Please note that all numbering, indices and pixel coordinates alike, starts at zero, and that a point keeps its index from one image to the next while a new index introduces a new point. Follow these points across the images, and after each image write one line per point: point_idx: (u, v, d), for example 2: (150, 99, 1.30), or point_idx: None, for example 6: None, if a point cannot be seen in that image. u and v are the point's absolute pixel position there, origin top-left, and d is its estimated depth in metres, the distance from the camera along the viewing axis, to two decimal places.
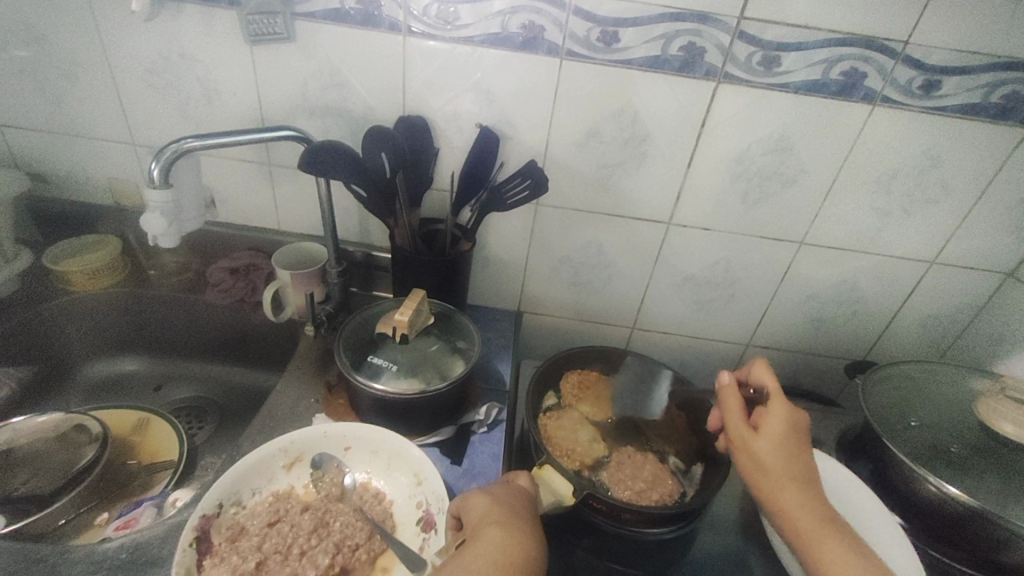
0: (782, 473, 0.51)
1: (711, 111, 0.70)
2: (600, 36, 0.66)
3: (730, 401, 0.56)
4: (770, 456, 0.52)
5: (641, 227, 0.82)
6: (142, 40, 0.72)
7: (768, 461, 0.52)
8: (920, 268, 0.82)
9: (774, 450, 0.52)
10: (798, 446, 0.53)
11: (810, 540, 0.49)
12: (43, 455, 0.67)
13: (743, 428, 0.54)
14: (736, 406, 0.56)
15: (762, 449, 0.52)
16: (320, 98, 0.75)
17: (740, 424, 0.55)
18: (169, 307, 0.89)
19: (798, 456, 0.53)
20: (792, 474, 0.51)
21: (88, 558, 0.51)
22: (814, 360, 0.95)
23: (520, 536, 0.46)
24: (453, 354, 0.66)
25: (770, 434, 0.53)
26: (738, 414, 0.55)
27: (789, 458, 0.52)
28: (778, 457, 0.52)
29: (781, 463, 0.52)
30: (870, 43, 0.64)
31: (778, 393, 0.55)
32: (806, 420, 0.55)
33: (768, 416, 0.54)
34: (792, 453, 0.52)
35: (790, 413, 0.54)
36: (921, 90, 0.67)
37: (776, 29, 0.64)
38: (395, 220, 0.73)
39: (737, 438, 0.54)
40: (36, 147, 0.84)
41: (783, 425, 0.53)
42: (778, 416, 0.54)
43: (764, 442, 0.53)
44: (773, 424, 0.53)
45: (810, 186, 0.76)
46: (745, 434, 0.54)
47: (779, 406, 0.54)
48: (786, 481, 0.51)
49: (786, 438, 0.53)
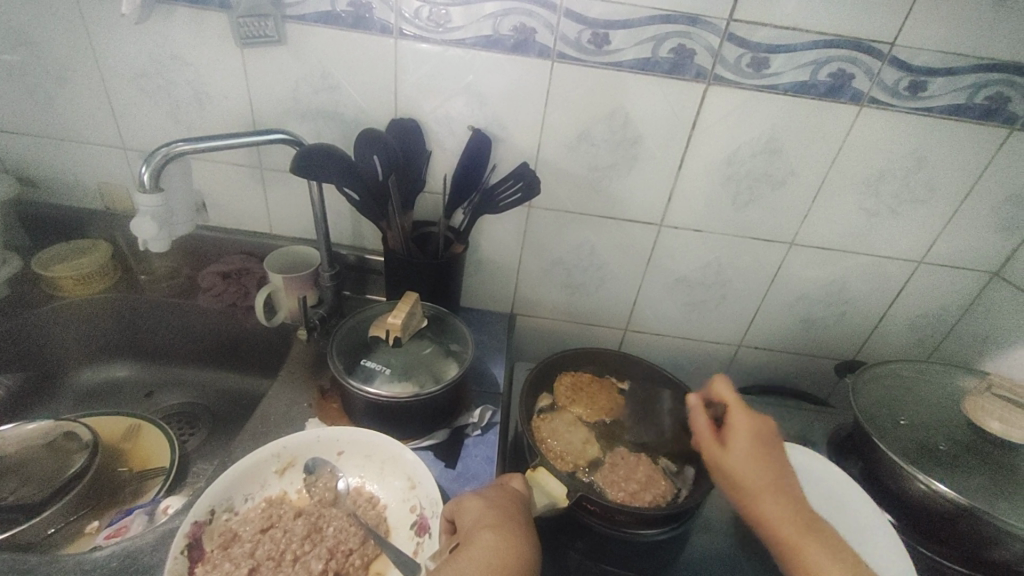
0: (752, 481, 0.53)
1: (701, 113, 0.71)
2: (591, 38, 0.67)
3: (694, 417, 0.59)
4: (740, 467, 0.54)
5: (634, 229, 0.82)
6: (132, 44, 0.72)
7: (738, 471, 0.54)
8: (909, 268, 0.83)
9: (740, 460, 0.54)
10: (765, 453, 0.55)
11: (792, 543, 0.49)
12: (32, 463, 0.66)
13: (710, 443, 0.57)
14: (701, 423, 0.58)
15: (728, 461, 0.55)
16: (311, 101, 0.75)
17: (707, 438, 0.57)
18: (160, 312, 0.88)
19: (768, 463, 0.54)
20: (763, 481, 0.53)
21: (77, 567, 0.51)
22: (807, 360, 0.96)
23: (514, 540, 0.46)
24: (447, 357, 0.66)
25: (734, 445, 0.55)
26: (704, 430, 0.58)
27: (759, 466, 0.54)
28: (746, 466, 0.54)
29: (751, 472, 0.53)
30: (858, 45, 0.65)
31: (735, 403, 0.58)
32: (772, 426, 0.57)
33: (732, 428, 0.57)
34: (758, 460, 0.54)
35: (749, 422, 0.57)
36: (907, 92, 0.68)
37: (765, 31, 0.65)
38: (387, 223, 0.73)
39: (709, 455, 0.57)
40: (24, 151, 0.83)
41: (746, 435, 0.56)
42: (740, 427, 0.56)
43: (729, 453, 0.55)
44: (736, 434, 0.56)
45: (800, 187, 0.76)
46: (714, 448, 0.57)
47: (739, 416, 0.57)
48: (758, 487, 0.53)
49: (751, 447, 0.55)
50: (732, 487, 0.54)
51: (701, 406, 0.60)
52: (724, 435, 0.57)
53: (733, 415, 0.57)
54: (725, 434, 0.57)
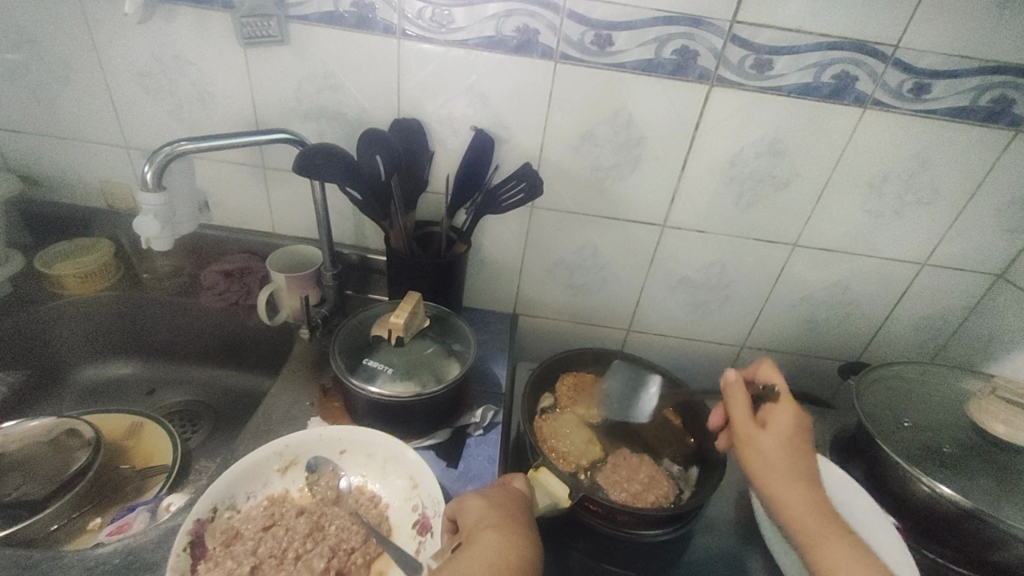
0: (787, 469, 0.52)
1: (704, 114, 0.71)
2: (594, 40, 0.67)
3: (736, 391, 0.57)
4: (776, 454, 0.53)
5: (636, 230, 0.82)
6: (136, 43, 0.72)
7: (774, 458, 0.53)
8: (912, 269, 0.83)
9: (778, 446, 0.53)
10: (802, 445, 0.54)
11: (813, 540, 0.49)
12: (34, 459, 0.66)
13: (748, 422, 0.55)
14: (741, 401, 0.56)
15: (766, 446, 0.53)
16: (315, 101, 0.75)
17: (744, 418, 0.55)
18: (163, 310, 0.88)
19: (802, 455, 0.53)
20: (796, 474, 0.52)
21: (80, 564, 0.51)
22: (808, 361, 0.96)
23: (516, 539, 0.46)
24: (449, 357, 0.66)
25: (775, 432, 0.54)
26: (745, 408, 0.55)
27: (794, 456, 0.53)
28: (783, 454, 0.53)
29: (786, 461, 0.53)
30: (861, 47, 0.65)
31: (785, 392, 0.56)
32: (810, 421, 0.56)
33: (775, 415, 0.55)
34: (796, 451, 0.53)
35: (797, 411, 0.55)
36: (911, 94, 0.68)
37: (768, 33, 0.65)
38: (390, 223, 0.73)
39: (743, 434, 0.55)
40: (28, 150, 0.83)
41: (789, 426, 0.54)
42: (784, 415, 0.54)
43: (768, 438, 0.53)
44: (780, 422, 0.54)
45: (803, 189, 0.76)
46: (752, 429, 0.55)
47: (786, 406, 0.55)
48: (787, 477, 0.52)
49: (791, 435, 0.54)
50: (758, 470, 0.53)
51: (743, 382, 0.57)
52: (761, 420, 0.56)
53: (780, 403, 0.55)
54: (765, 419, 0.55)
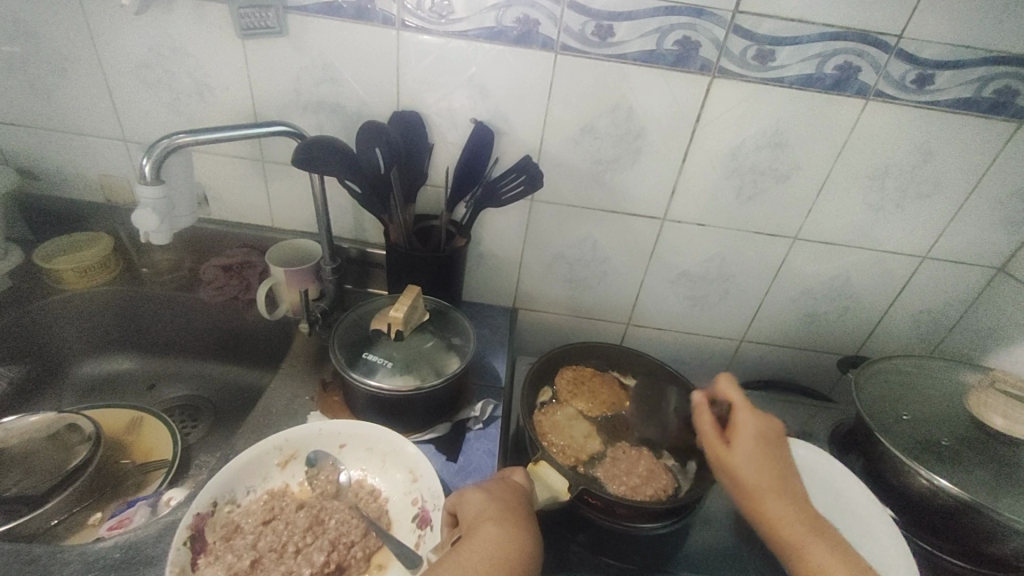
0: (760, 482, 0.52)
1: (705, 106, 0.70)
2: (595, 30, 0.66)
3: (699, 415, 0.57)
4: (748, 467, 0.53)
5: (636, 223, 0.82)
6: (132, 34, 0.71)
7: (747, 474, 0.52)
8: (913, 263, 0.82)
9: (750, 460, 0.53)
10: (773, 454, 0.54)
11: (797, 547, 0.49)
12: (35, 454, 0.66)
13: (717, 443, 0.55)
14: (707, 422, 0.56)
15: (738, 463, 0.53)
16: (313, 94, 0.74)
17: (713, 439, 0.55)
18: (163, 305, 0.88)
19: (775, 464, 0.53)
20: (769, 484, 0.52)
21: (80, 558, 0.51)
22: (808, 355, 0.95)
23: (516, 533, 0.46)
24: (449, 350, 0.66)
25: (744, 446, 0.54)
26: (711, 429, 0.56)
27: (766, 467, 0.53)
28: (755, 467, 0.53)
29: (759, 473, 0.52)
30: (865, 38, 0.64)
31: (743, 404, 0.56)
32: (775, 427, 0.56)
33: (741, 428, 0.55)
34: (767, 461, 0.53)
35: (758, 420, 0.56)
36: (914, 85, 0.67)
37: (771, 23, 0.64)
38: (389, 217, 0.72)
39: (714, 455, 0.55)
40: (25, 144, 0.83)
41: (755, 436, 0.54)
42: (750, 427, 0.55)
43: (739, 454, 0.53)
44: (746, 433, 0.54)
45: (804, 182, 0.76)
46: (721, 448, 0.55)
47: (747, 417, 0.55)
48: (763, 489, 0.52)
49: (758, 447, 0.53)
50: (735, 488, 0.53)
51: (705, 402, 0.57)
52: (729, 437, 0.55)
53: (740, 414, 0.56)
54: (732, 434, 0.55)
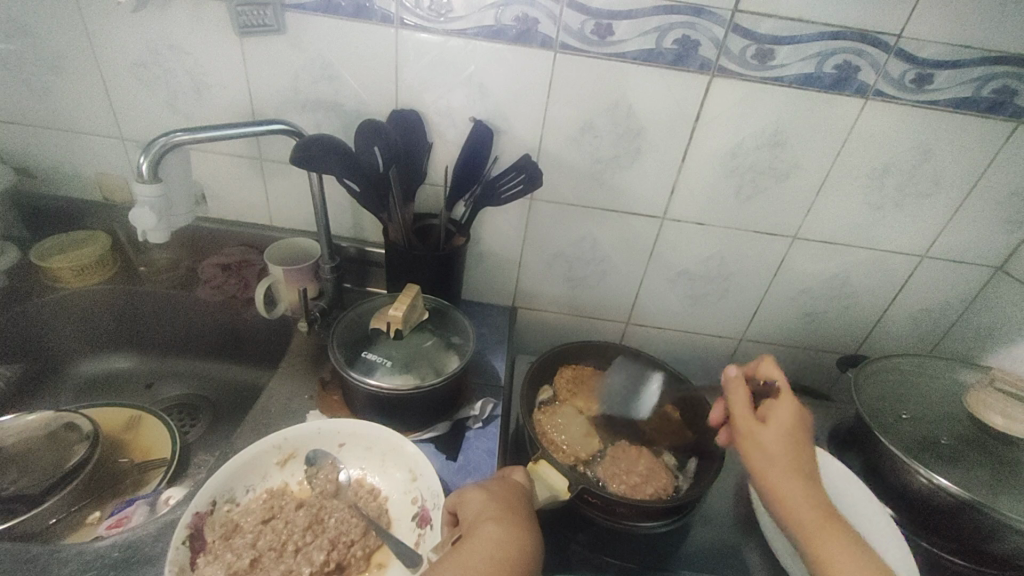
0: (787, 462, 0.52)
1: (705, 105, 0.70)
2: (594, 29, 0.66)
3: (734, 391, 0.58)
4: (777, 447, 0.53)
5: (635, 222, 0.82)
6: (130, 32, 0.71)
7: (776, 452, 0.53)
8: (912, 261, 0.83)
9: (780, 440, 0.53)
10: (802, 441, 0.54)
11: (811, 534, 0.49)
12: (32, 454, 0.66)
13: (749, 416, 0.56)
14: (742, 397, 0.57)
15: (765, 435, 0.54)
16: (312, 92, 0.74)
17: (745, 413, 0.56)
18: (161, 304, 0.88)
19: (804, 451, 0.54)
20: (793, 467, 0.52)
21: (79, 557, 0.51)
22: (807, 354, 0.96)
23: (517, 531, 0.46)
24: (448, 349, 0.66)
25: (775, 426, 0.54)
26: (745, 404, 0.56)
27: (794, 450, 0.53)
28: (782, 446, 0.53)
29: (787, 453, 0.53)
30: (864, 37, 0.64)
31: (785, 389, 0.57)
32: (810, 419, 0.56)
33: (775, 409, 0.56)
34: (797, 445, 0.53)
35: (795, 408, 0.55)
36: (913, 84, 0.67)
37: (771, 22, 0.64)
38: (388, 216, 0.72)
39: (744, 427, 0.55)
40: (21, 142, 0.82)
41: (789, 420, 0.54)
42: (786, 410, 0.55)
43: (769, 429, 0.54)
44: (781, 416, 0.55)
45: (803, 181, 0.76)
46: (752, 422, 0.55)
47: (786, 402, 0.55)
48: (786, 469, 0.52)
49: (792, 428, 0.54)
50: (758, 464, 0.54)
51: (744, 381, 0.58)
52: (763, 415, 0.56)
53: (780, 399, 0.56)
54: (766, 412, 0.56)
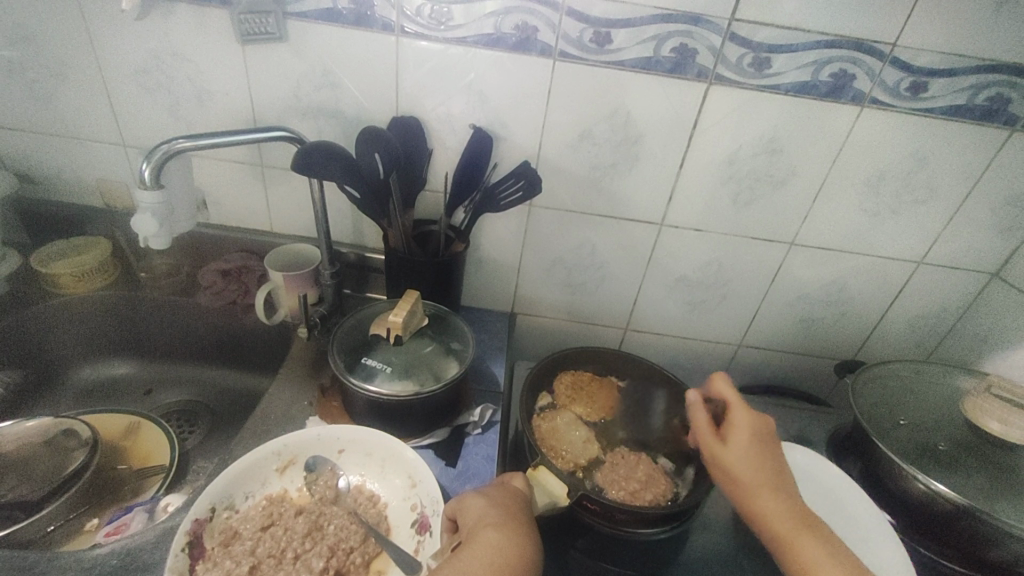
0: (752, 475, 0.53)
1: (702, 112, 0.71)
2: (593, 37, 0.67)
3: (693, 413, 0.59)
4: (740, 461, 0.54)
5: (633, 228, 0.82)
6: (133, 39, 0.71)
7: (739, 466, 0.54)
8: (909, 267, 0.83)
9: (742, 454, 0.54)
10: (765, 450, 0.55)
11: (788, 542, 0.50)
12: (31, 460, 0.66)
13: (710, 437, 0.57)
14: (700, 416, 0.58)
15: (727, 454, 0.55)
16: (313, 99, 0.74)
17: (707, 433, 0.57)
18: (161, 310, 0.88)
19: (769, 460, 0.55)
20: (758, 479, 0.53)
21: (77, 564, 0.51)
22: (805, 360, 0.96)
23: (516, 538, 0.46)
24: (448, 355, 0.66)
25: (735, 440, 0.55)
26: (704, 424, 0.58)
27: (759, 462, 0.54)
28: (746, 461, 0.54)
29: (750, 467, 0.54)
30: (859, 46, 0.65)
31: (738, 401, 0.58)
32: (769, 426, 0.57)
33: (733, 423, 0.57)
34: (760, 456, 0.54)
35: (751, 419, 0.56)
36: (908, 92, 0.68)
37: (767, 31, 0.65)
38: (388, 222, 0.72)
39: (706, 448, 0.57)
40: (23, 148, 0.83)
41: (747, 432, 0.55)
42: (742, 422, 0.56)
43: (730, 447, 0.55)
44: (739, 429, 0.56)
45: (801, 188, 0.76)
46: (712, 442, 0.56)
47: (741, 415, 0.56)
48: (752, 483, 0.53)
49: (752, 441, 0.55)
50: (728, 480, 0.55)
51: (699, 401, 0.59)
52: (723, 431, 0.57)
53: (735, 411, 0.57)
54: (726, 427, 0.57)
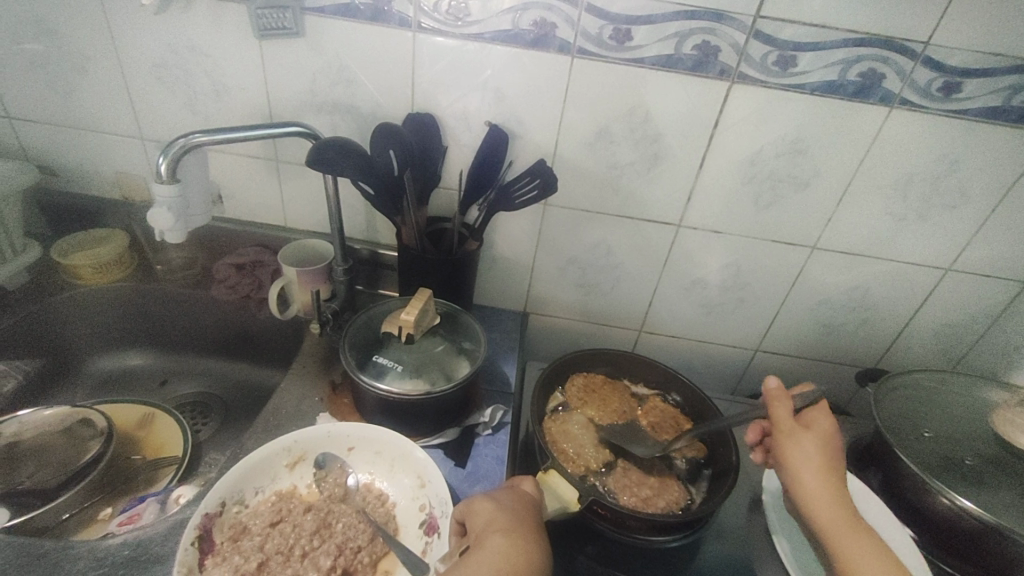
0: (824, 468, 0.51)
1: (723, 111, 0.69)
2: (612, 34, 0.65)
3: (778, 399, 0.56)
4: (816, 452, 0.52)
5: (650, 229, 0.81)
6: (152, 34, 0.72)
7: (814, 455, 0.52)
8: (936, 274, 0.80)
9: (819, 446, 0.52)
10: (839, 450, 0.53)
11: (838, 539, 0.48)
12: (48, 447, 0.67)
13: (791, 420, 0.54)
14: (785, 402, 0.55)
15: (807, 443, 0.52)
16: (328, 95, 0.74)
17: (789, 419, 0.54)
18: (176, 302, 0.89)
19: (839, 461, 0.53)
20: (828, 474, 0.51)
21: (90, 554, 0.51)
22: (824, 366, 0.94)
23: (525, 544, 0.45)
24: (459, 355, 0.66)
25: (816, 432, 0.53)
26: (788, 409, 0.55)
27: (833, 458, 0.52)
28: (821, 456, 0.52)
29: (826, 460, 0.52)
30: (889, 44, 0.63)
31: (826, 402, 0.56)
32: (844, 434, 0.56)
33: (815, 418, 0.55)
34: (835, 454, 0.53)
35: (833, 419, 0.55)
36: (941, 93, 0.65)
37: (794, 29, 0.63)
38: (401, 218, 0.72)
39: (783, 431, 0.54)
40: (45, 141, 0.84)
41: (829, 428, 0.54)
42: (826, 420, 0.54)
43: (810, 435, 0.53)
44: (821, 425, 0.54)
45: (824, 190, 0.74)
46: (792, 427, 0.54)
47: (826, 412, 0.55)
48: (822, 475, 0.51)
49: (831, 439, 0.53)
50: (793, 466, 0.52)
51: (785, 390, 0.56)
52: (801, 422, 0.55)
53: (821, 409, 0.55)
54: (808, 421, 0.55)
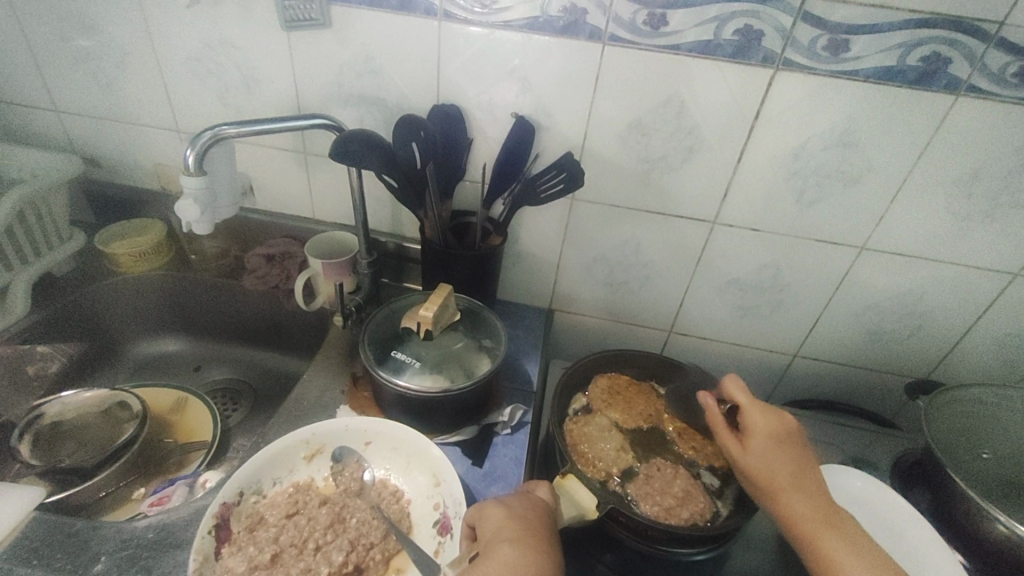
0: (776, 475, 0.53)
1: (765, 102, 0.65)
2: (647, 20, 0.62)
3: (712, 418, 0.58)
4: (762, 463, 0.54)
5: (683, 225, 0.77)
6: (186, 27, 0.73)
7: (760, 467, 0.54)
8: (1001, 280, 0.73)
9: (761, 454, 0.54)
10: (785, 447, 0.54)
11: (814, 542, 0.49)
12: (87, 428, 0.70)
13: (730, 441, 0.56)
14: (718, 420, 0.58)
15: (750, 456, 0.54)
16: (355, 87, 0.74)
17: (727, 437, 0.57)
18: (209, 291, 0.91)
19: (792, 458, 0.54)
20: (781, 480, 0.52)
21: (117, 536, 0.53)
22: (870, 375, 0.87)
23: (534, 556, 0.43)
24: (479, 352, 0.64)
25: (754, 442, 0.55)
26: (722, 428, 0.57)
27: (780, 460, 0.53)
28: (767, 462, 0.54)
29: (772, 466, 0.53)
30: (957, 25, 0.57)
31: (752, 401, 0.57)
32: (790, 420, 0.56)
33: (750, 424, 0.56)
34: (782, 454, 0.54)
35: (766, 418, 0.56)
36: (1016, 78, 0.59)
37: (847, 10, 0.58)
38: (424, 212, 0.71)
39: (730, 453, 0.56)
40: (89, 132, 0.87)
41: (763, 431, 0.55)
42: (759, 422, 0.56)
43: (749, 449, 0.55)
44: (755, 429, 0.55)
45: (875, 187, 0.69)
46: (734, 446, 0.56)
47: (756, 414, 0.56)
48: (776, 484, 0.52)
49: (771, 439, 0.55)
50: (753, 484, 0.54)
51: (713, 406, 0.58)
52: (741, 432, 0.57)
53: (751, 414, 0.56)
54: (744, 429, 0.56)
